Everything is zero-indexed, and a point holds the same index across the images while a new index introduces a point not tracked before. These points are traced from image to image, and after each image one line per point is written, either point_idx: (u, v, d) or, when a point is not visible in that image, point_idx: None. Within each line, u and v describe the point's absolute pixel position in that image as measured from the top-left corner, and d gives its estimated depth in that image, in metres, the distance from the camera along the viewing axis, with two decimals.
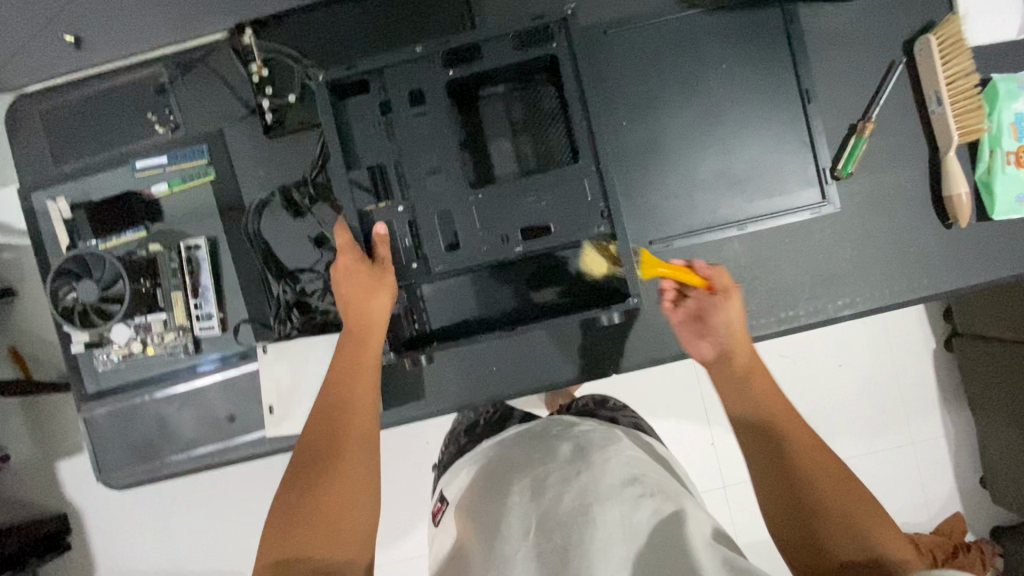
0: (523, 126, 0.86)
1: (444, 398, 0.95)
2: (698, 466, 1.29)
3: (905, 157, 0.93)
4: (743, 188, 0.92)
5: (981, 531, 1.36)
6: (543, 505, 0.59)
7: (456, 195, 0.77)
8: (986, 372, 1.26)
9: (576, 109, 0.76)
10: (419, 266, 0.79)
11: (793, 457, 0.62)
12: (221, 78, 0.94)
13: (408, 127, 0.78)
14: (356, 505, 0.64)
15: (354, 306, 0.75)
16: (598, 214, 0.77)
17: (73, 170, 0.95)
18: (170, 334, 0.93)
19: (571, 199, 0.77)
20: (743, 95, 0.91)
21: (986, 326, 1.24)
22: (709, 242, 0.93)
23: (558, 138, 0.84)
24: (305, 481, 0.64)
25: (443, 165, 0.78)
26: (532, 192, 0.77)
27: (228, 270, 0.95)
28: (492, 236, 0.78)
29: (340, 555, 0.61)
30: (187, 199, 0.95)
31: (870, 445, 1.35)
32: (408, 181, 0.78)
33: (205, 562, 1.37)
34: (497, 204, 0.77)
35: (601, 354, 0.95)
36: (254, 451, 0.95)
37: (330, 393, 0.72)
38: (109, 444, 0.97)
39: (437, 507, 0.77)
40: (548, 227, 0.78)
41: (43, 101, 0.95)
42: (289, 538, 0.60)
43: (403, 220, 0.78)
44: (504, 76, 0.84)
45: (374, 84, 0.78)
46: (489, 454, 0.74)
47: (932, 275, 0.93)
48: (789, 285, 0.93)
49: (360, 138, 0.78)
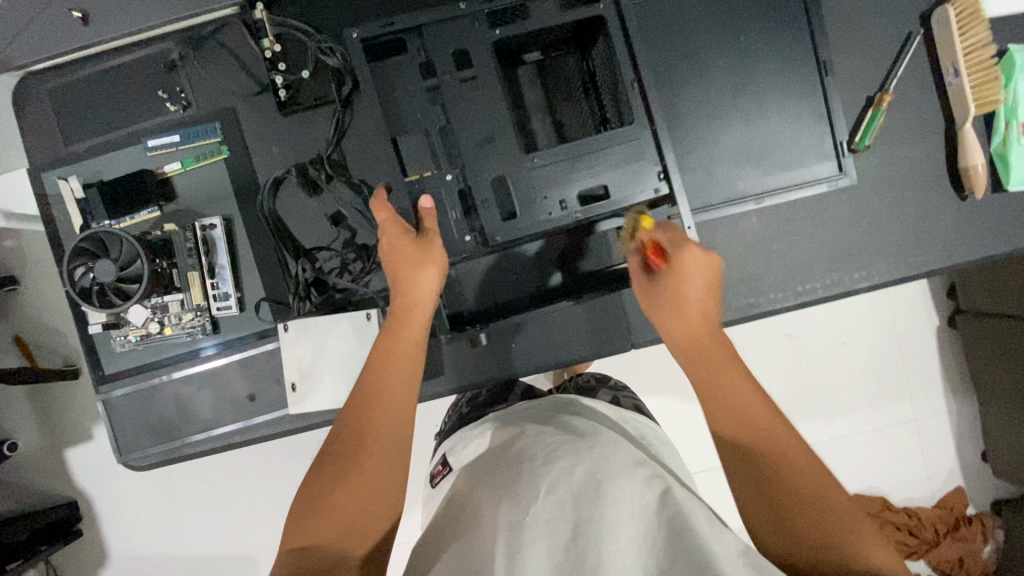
0: (557, 95, 0.96)
1: (463, 374, 0.96)
2: (707, 443, 1.30)
3: (922, 130, 0.93)
4: (760, 161, 0.92)
5: (982, 504, 1.39)
6: (554, 470, 0.60)
7: (511, 160, 0.81)
8: (986, 347, 1.28)
9: (627, 70, 0.80)
10: (474, 238, 0.82)
11: (787, 484, 0.53)
12: (233, 55, 0.93)
13: (454, 89, 0.81)
14: (379, 494, 0.64)
15: (402, 280, 0.74)
16: (654, 175, 0.81)
17: (84, 149, 0.94)
18: (188, 315, 0.93)
19: (625, 160, 0.81)
20: (761, 68, 0.91)
21: (988, 302, 1.24)
22: (728, 216, 0.93)
23: (583, 109, 0.96)
24: (331, 467, 0.64)
25: (496, 133, 0.82)
26: (590, 160, 0.81)
27: (245, 249, 0.94)
28: (551, 203, 0.81)
29: (353, 545, 0.62)
30: (201, 178, 0.94)
31: (875, 420, 1.37)
32: (462, 151, 0.81)
33: (219, 546, 1.38)
34: (554, 172, 0.81)
35: (619, 331, 0.96)
36: (274, 430, 0.95)
37: (366, 374, 0.70)
38: (127, 426, 0.97)
39: (436, 471, 0.82)
40: (606, 191, 0.82)
41: (51, 79, 0.94)
42: (314, 520, 0.61)
43: (452, 189, 0.81)
44: (542, 44, 0.91)
45: (412, 42, 0.81)
46: (505, 427, 0.77)
47: (947, 248, 0.93)
48: (806, 258, 0.94)
49: (404, 103, 0.82)
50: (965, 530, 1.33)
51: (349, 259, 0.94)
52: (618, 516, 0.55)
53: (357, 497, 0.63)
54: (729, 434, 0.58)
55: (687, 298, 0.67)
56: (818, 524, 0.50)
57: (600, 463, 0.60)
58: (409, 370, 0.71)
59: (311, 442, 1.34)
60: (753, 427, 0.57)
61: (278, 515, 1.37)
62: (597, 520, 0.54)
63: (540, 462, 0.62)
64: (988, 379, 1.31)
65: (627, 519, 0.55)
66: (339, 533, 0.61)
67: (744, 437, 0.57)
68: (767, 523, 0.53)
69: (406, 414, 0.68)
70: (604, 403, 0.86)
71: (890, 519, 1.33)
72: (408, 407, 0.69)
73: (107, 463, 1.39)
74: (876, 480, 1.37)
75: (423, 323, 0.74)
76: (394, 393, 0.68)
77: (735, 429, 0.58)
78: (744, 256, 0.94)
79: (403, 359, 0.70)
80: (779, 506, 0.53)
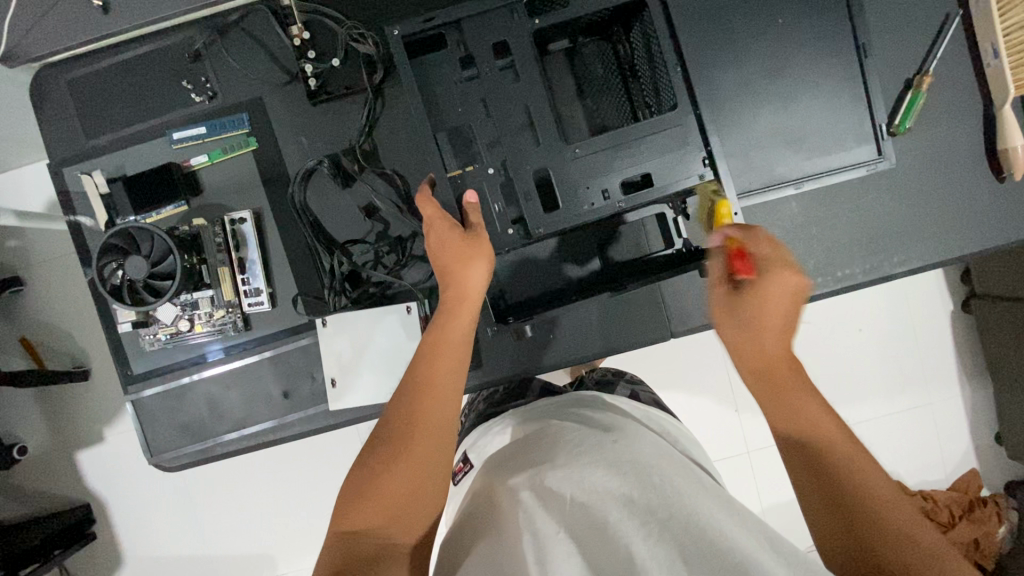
0: (587, 85, 0.95)
1: (500, 367, 0.95)
2: (729, 432, 1.30)
3: (958, 112, 0.92)
4: (799, 145, 0.90)
5: (997, 486, 1.38)
6: (580, 463, 0.60)
7: (553, 150, 0.80)
8: (1001, 332, 1.27)
9: (670, 57, 0.79)
10: (515, 232, 0.82)
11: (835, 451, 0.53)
12: (259, 44, 0.91)
13: (493, 80, 0.81)
14: (425, 486, 0.62)
15: (453, 273, 0.74)
16: (701, 160, 0.80)
17: (107, 143, 0.92)
18: (220, 312, 0.90)
19: (669, 146, 0.80)
20: (800, 50, 0.89)
21: (1004, 287, 1.23)
22: (768, 201, 0.92)
23: (617, 98, 0.94)
24: (377, 451, 0.62)
25: (536, 123, 0.80)
26: (632, 147, 0.80)
27: (275, 244, 0.92)
28: (593, 193, 0.81)
29: (402, 535, 0.60)
30: (228, 171, 0.91)
31: (894, 405, 1.37)
32: (501, 143, 0.81)
33: (240, 547, 1.36)
34: (596, 161, 0.80)
35: (636, 326, 0.94)
36: (308, 427, 0.93)
37: (413, 365, 0.69)
38: (157, 425, 0.95)
39: (458, 467, 0.82)
40: (647, 179, 0.81)
41: (69, 70, 0.91)
42: (357, 506, 0.59)
43: (493, 181, 0.81)
44: (572, 32, 0.89)
45: (451, 37, 0.81)
46: (525, 423, 0.76)
47: (982, 231, 0.93)
48: (844, 243, 0.93)
49: (443, 96, 0.83)
50: (980, 513, 1.31)
51: (383, 253, 0.92)
52: (646, 508, 0.53)
53: (405, 485, 0.60)
54: (772, 407, 0.58)
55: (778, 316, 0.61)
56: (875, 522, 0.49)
57: (627, 458, 0.60)
58: (457, 361, 0.69)
59: (333, 440, 1.33)
60: (813, 422, 0.55)
61: (301, 513, 1.35)
62: (624, 516, 0.52)
63: (564, 459, 0.62)
64: (1001, 364, 1.30)
65: (655, 508, 0.52)
66: (385, 521, 0.59)
67: (804, 434, 0.55)
68: (827, 521, 0.52)
69: (453, 405, 0.66)
70: (627, 400, 0.84)
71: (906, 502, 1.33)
72: (457, 398, 0.67)
73: (122, 465, 1.36)
74: (896, 463, 1.38)
75: (473, 317, 0.73)
76: (443, 382, 0.67)
77: (791, 425, 0.56)
78: (782, 241, 0.93)
79: (454, 348, 0.69)
80: (836, 505, 0.51)
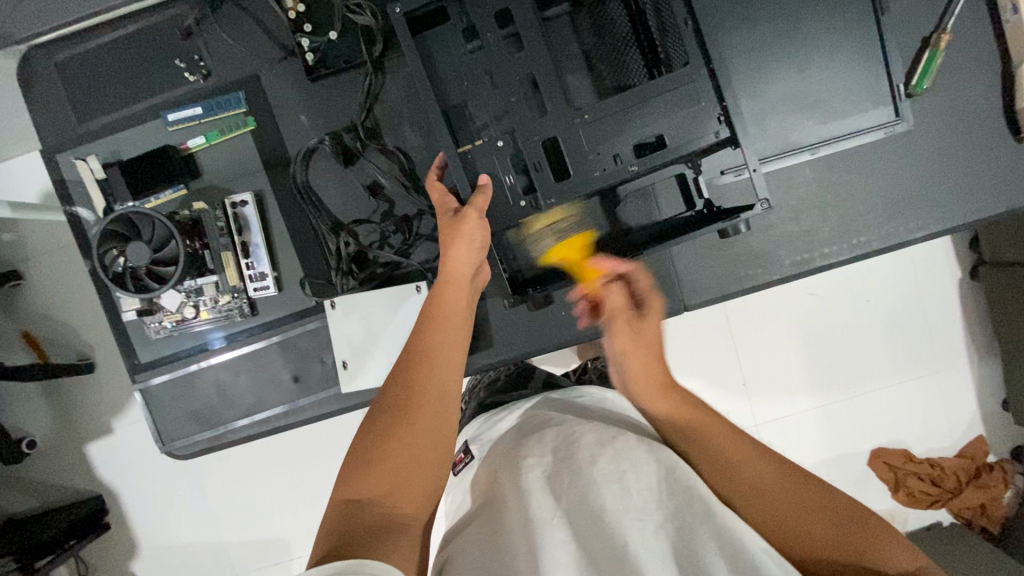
0: (595, 51, 0.89)
1: (513, 342, 0.93)
2: (727, 403, 1.35)
3: (977, 70, 0.90)
4: (814, 110, 0.88)
5: (1002, 452, 1.37)
6: (576, 458, 0.59)
7: (561, 117, 0.77)
8: (1008, 299, 1.25)
9: (681, 17, 0.77)
10: (527, 204, 0.79)
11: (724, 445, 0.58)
12: (254, 19, 0.88)
13: (499, 50, 0.78)
14: (426, 460, 0.61)
15: (443, 247, 0.76)
16: (715, 119, 0.77)
17: (100, 126, 0.89)
18: (225, 297, 0.89)
19: (681, 104, 0.77)
20: (814, 10, 0.86)
21: (1013, 253, 1.21)
22: (783, 168, 0.90)
23: (632, 56, 0.88)
24: (373, 430, 0.61)
25: (540, 94, 0.78)
26: (643, 109, 0.77)
27: (278, 225, 0.90)
28: (604, 159, 0.78)
29: (400, 505, 0.58)
30: (226, 152, 0.89)
31: (903, 374, 1.36)
32: (510, 114, 0.79)
33: (253, 531, 1.35)
34: (606, 125, 0.77)
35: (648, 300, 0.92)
36: (320, 412, 0.92)
37: (408, 348, 0.69)
38: (167, 414, 0.94)
39: (456, 458, 0.81)
40: (662, 140, 0.78)
41: (58, 51, 0.88)
42: (354, 473, 0.59)
43: (504, 153, 0.79)
44: None
45: (453, 10, 0.79)
46: (531, 410, 0.77)
47: (1000, 192, 0.91)
48: (859, 208, 0.91)
49: (446, 71, 0.81)
50: (985, 479, 1.32)
51: (389, 232, 0.90)
52: (642, 505, 0.53)
53: (400, 463, 0.59)
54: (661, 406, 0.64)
55: (631, 341, 0.72)
56: (800, 509, 0.53)
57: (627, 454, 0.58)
58: (456, 346, 0.70)
59: (343, 426, 1.32)
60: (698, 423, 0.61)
61: (313, 499, 1.35)
62: (618, 511, 0.52)
63: (564, 455, 0.61)
64: (1005, 330, 1.28)
65: (651, 508, 0.53)
66: (383, 489, 0.58)
67: (686, 421, 0.62)
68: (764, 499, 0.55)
69: (449, 385, 0.67)
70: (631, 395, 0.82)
71: (912, 471, 1.33)
72: (454, 380, 0.67)
73: (130, 456, 1.35)
74: (904, 433, 1.36)
75: (461, 297, 0.74)
76: (439, 364, 0.67)
77: (685, 418, 0.62)
78: (797, 210, 0.91)
79: (447, 328, 0.70)
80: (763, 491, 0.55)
